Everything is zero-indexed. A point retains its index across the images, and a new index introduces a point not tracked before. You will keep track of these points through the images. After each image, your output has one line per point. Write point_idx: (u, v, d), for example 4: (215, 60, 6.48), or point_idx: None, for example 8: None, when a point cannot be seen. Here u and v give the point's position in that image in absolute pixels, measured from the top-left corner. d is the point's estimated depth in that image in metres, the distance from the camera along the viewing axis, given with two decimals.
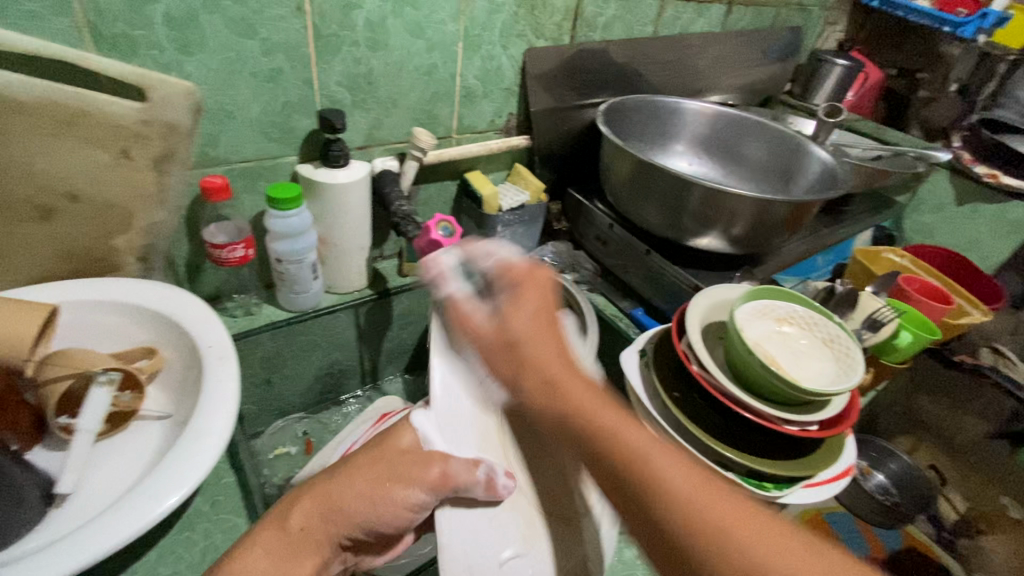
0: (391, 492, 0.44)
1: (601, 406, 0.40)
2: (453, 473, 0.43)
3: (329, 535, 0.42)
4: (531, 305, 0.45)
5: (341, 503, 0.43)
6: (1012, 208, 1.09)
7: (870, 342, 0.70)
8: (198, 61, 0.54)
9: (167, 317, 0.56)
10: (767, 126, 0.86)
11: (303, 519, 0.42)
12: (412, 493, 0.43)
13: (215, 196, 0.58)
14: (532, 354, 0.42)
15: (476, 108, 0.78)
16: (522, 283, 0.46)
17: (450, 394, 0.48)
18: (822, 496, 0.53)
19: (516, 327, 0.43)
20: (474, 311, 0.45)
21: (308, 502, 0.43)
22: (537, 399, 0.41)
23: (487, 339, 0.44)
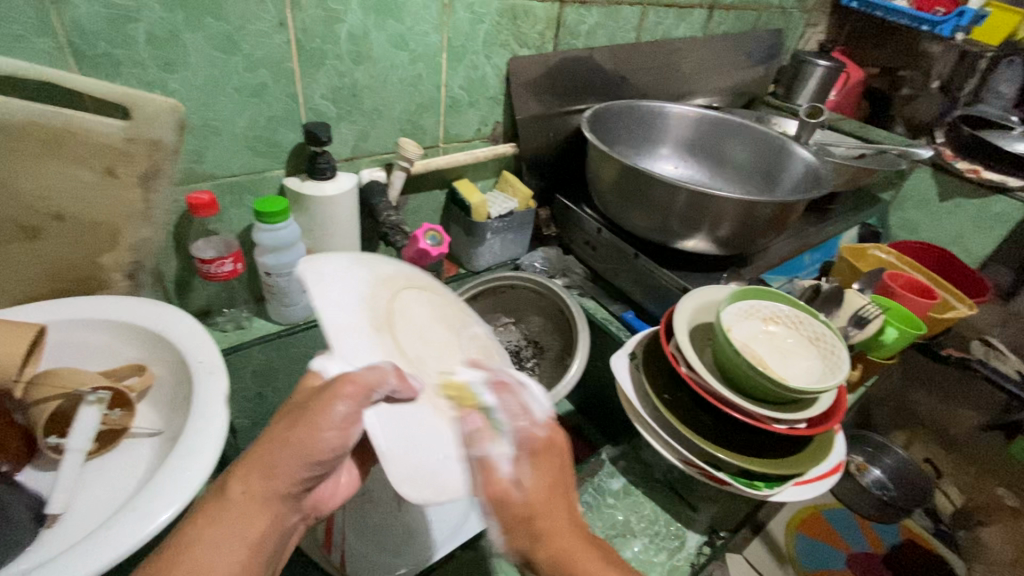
0: (313, 419, 0.38)
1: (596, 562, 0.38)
2: (362, 375, 0.39)
3: (274, 493, 0.38)
4: (549, 469, 0.40)
5: (274, 461, 0.38)
6: (993, 202, 1.10)
7: (857, 339, 0.71)
8: (181, 79, 0.55)
9: (155, 334, 0.56)
10: (750, 127, 0.87)
11: (241, 483, 0.37)
12: (332, 409, 0.38)
13: (201, 212, 0.58)
14: (547, 532, 0.37)
15: (462, 117, 0.79)
16: (542, 447, 0.41)
17: (349, 331, 0.42)
18: (811, 493, 0.53)
19: (534, 498, 0.38)
20: (497, 463, 0.39)
21: (244, 469, 0.38)
22: None
23: (510, 510, 0.37)
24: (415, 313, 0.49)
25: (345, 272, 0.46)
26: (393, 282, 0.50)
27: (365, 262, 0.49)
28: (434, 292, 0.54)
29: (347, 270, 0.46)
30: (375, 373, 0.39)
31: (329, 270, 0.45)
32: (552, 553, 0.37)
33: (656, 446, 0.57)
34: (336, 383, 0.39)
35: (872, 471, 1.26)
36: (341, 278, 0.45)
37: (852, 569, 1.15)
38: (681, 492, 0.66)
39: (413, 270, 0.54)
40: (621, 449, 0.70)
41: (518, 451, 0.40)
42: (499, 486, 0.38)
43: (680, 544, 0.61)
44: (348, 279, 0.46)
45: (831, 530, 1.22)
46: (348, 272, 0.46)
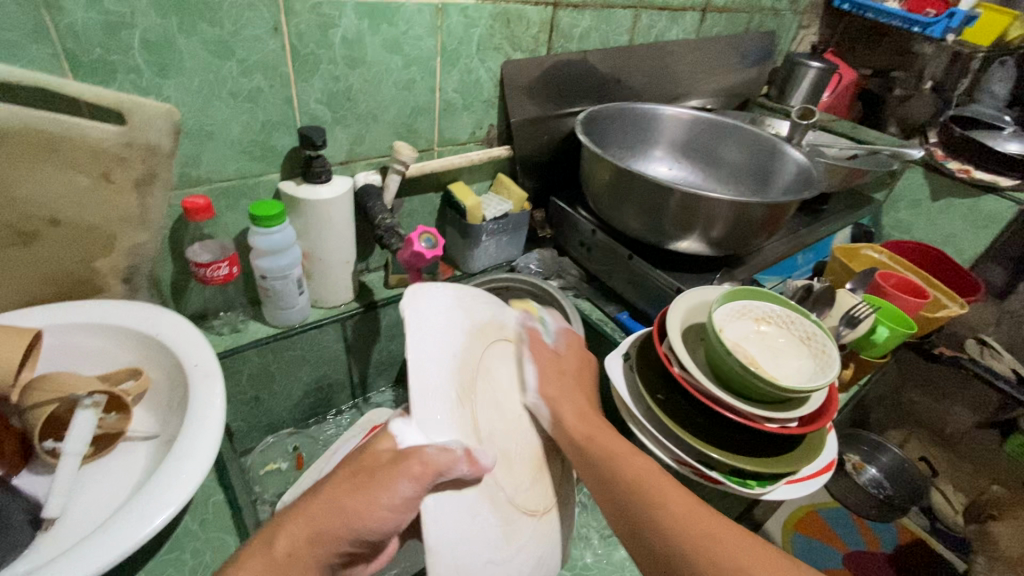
0: (373, 492, 0.39)
1: (609, 435, 0.50)
2: (433, 456, 0.40)
3: (315, 554, 0.37)
4: (578, 356, 0.57)
5: (313, 518, 0.38)
6: (984, 202, 1.11)
7: (848, 339, 0.71)
8: (176, 84, 0.55)
9: (152, 338, 0.56)
10: (743, 130, 0.88)
11: (288, 542, 0.37)
12: (399, 488, 0.38)
13: (197, 216, 0.58)
14: (574, 387, 0.53)
15: (456, 120, 0.79)
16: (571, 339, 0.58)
17: (432, 396, 0.42)
18: (803, 492, 0.54)
19: (569, 362, 0.56)
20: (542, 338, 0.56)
21: (292, 525, 0.38)
22: (576, 429, 0.49)
23: (549, 364, 0.54)
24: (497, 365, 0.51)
25: (445, 315, 0.47)
26: (486, 329, 0.51)
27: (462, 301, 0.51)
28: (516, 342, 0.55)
29: (445, 307, 0.48)
30: (444, 455, 0.40)
31: (428, 299, 0.48)
32: (577, 414, 0.51)
33: (649, 445, 0.57)
34: (405, 455, 0.40)
35: (868, 469, 1.26)
36: (437, 324, 0.46)
37: (848, 567, 1.16)
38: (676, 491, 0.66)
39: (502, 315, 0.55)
40: None
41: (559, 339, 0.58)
42: (546, 354, 0.55)
43: None
44: (443, 325, 0.47)
45: (827, 529, 1.23)
46: (444, 314, 0.48)
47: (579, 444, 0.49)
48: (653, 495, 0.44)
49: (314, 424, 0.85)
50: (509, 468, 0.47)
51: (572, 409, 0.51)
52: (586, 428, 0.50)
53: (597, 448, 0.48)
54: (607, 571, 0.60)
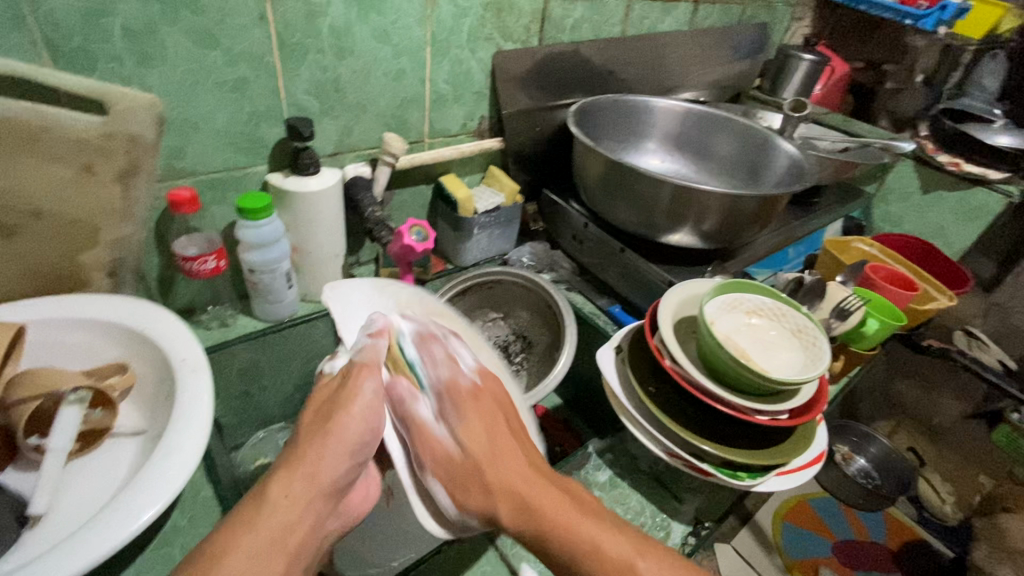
0: (335, 419, 0.44)
1: (567, 514, 0.43)
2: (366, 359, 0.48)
3: (314, 491, 0.41)
4: (479, 422, 0.47)
5: (302, 468, 0.41)
6: (974, 195, 1.12)
7: (838, 331, 0.72)
8: (159, 73, 0.54)
9: (137, 332, 0.55)
10: (736, 122, 0.88)
11: (284, 489, 0.41)
12: (362, 389, 0.45)
13: (183, 209, 0.57)
14: (494, 478, 0.45)
15: (447, 111, 0.78)
16: (466, 404, 0.48)
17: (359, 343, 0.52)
18: (793, 484, 0.54)
19: (479, 454, 0.46)
20: (433, 425, 0.47)
21: (284, 475, 0.41)
22: (514, 525, 0.44)
23: (449, 465, 0.46)
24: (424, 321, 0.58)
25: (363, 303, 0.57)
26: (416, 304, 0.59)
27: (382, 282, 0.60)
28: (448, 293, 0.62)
29: (365, 291, 0.58)
30: (370, 353, 0.48)
31: (350, 295, 0.57)
32: (512, 511, 0.44)
33: (642, 439, 0.57)
34: (351, 371, 0.47)
35: (856, 460, 1.28)
36: (352, 321, 0.55)
37: (838, 557, 1.17)
38: (667, 484, 0.66)
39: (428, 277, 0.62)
40: (607, 442, 0.70)
41: (444, 401, 0.49)
42: (438, 445, 0.46)
43: (665, 535, 0.61)
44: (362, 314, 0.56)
45: (817, 520, 1.24)
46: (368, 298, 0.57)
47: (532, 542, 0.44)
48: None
49: None
50: None
51: (508, 511, 0.44)
52: (527, 519, 0.44)
53: (555, 538, 0.42)
54: None
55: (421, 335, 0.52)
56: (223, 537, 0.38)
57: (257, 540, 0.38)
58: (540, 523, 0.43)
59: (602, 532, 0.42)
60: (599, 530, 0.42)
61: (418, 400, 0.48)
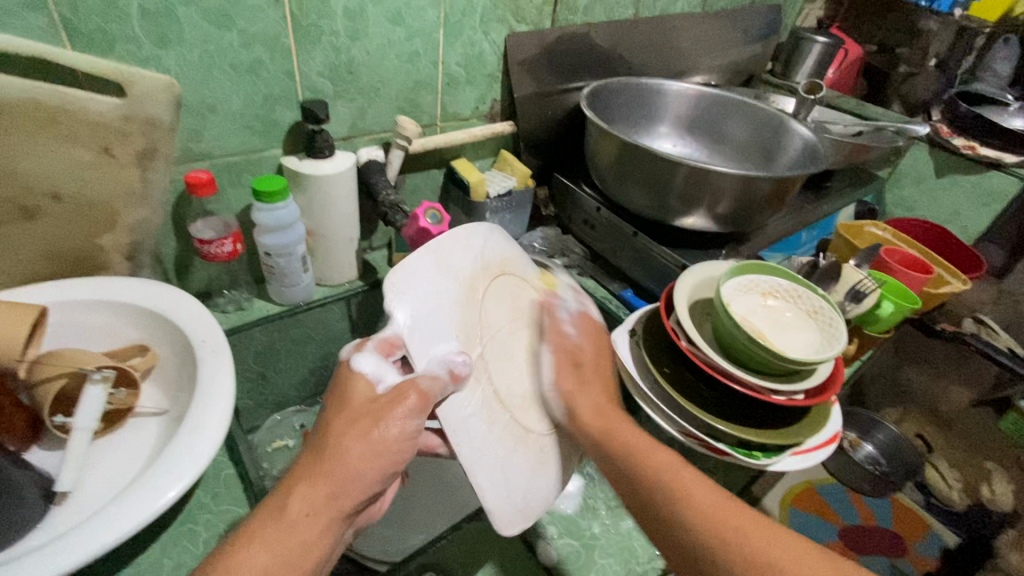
0: (373, 439, 0.40)
1: (623, 424, 0.52)
2: (422, 383, 0.43)
3: (334, 510, 0.38)
4: (596, 342, 0.57)
5: (318, 484, 0.39)
6: (988, 179, 1.11)
7: (853, 313, 0.72)
8: (176, 55, 0.54)
9: (158, 314, 0.56)
10: (749, 105, 0.87)
11: (305, 505, 0.38)
12: (408, 424, 0.42)
13: (200, 191, 0.58)
14: (590, 374, 0.55)
15: (459, 94, 0.78)
16: (593, 330, 0.58)
17: (427, 341, 0.46)
18: (807, 463, 0.55)
19: (587, 348, 0.56)
20: (563, 332, 0.56)
21: (306, 486, 0.38)
22: (590, 422, 0.52)
23: (564, 356, 0.55)
24: (492, 309, 0.53)
25: (432, 304, 0.48)
26: (478, 281, 0.53)
27: (442, 260, 0.50)
28: (507, 278, 0.56)
29: (432, 283, 0.49)
30: (433, 381, 0.44)
31: (413, 278, 0.48)
32: (594, 406, 0.53)
33: (656, 419, 0.58)
34: (398, 390, 0.42)
35: (866, 446, 1.28)
36: (423, 328, 0.46)
37: (844, 542, 1.17)
38: None
39: (487, 252, 0.55)
40: None
41: (581, 330, 0.57)
42: (563, 344, 0.56)
43: None
44: (428, 296, 0.48)
45: (823, 505, 1.23)
46: (433, 281, 0.49)
47: (594, 431, 0.51)
48: (683, 498, 0.44)
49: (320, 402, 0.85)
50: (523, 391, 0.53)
51: (587, 404, 0.53)
52: (600, 418, 0.52)
53: (612, 440, 0.50)
54: (616, 540, 0.58)
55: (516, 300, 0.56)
56: (227, 551, 0.36)
57: (273, 557, 0.36)
58: (610, 429, 0.51)
59: (654, 451, 0.49)
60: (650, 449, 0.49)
61: (564, 321, 0.57)
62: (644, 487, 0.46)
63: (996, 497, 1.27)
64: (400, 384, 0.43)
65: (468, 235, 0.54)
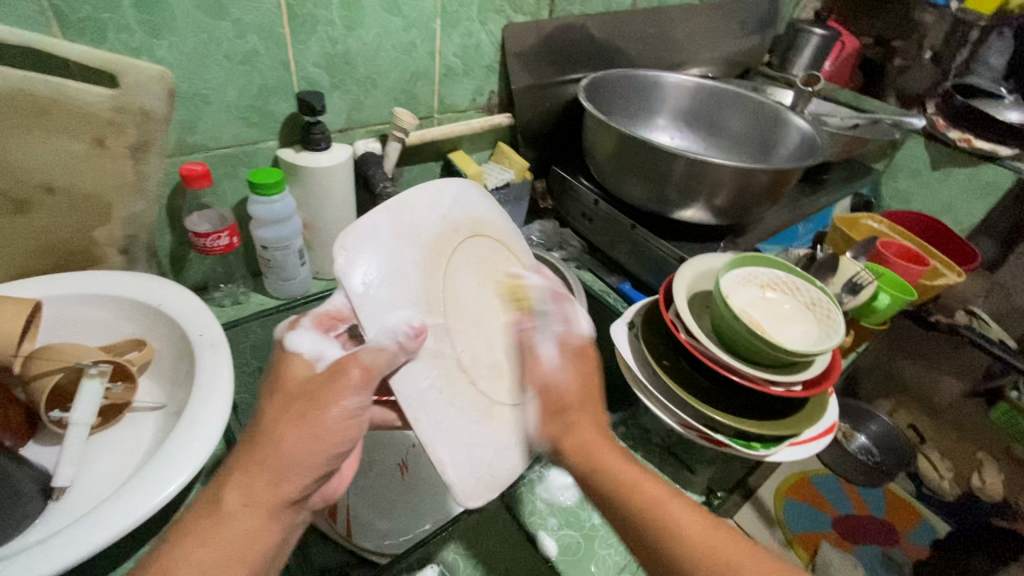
0: (314, 423, 0.39)
1: (610, 452, 0.47)
2: (365, 357, 0.40)
3: (273, 497, 0.37)
4: (583, 370, 0.50)
5: (255, 467, 0.37)
6: (984, 171, 1.11)
7: (850, 305, 0.72)
8: (169, 45, 0.53)
9: (154, 308, 0.56)
10: (747, 97, 0.87)
11: (244, 495, 0.37)
12: (345, 401, 0.40)
13: (195, 184, 0.57)
14: (576, 417, 0.48)
15: (456, 86, 0.77)
16: (580, 355, 0.51)
17: (377, 309, 0.42)
18: (806, 454, 0.55)
19: (571, 392, 0.49)
20: (543, 361, 0.49)
21: (243, 477, 0.37)
22: (574, 457, 0.46)
23: (548, 395, 0.48)
24: (459, 277, 0.48)
25: (385, 267, 0.43)
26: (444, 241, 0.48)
27: (403, 216, 0.46)
28: (483, 238, 0.52)
29: (391, 242, 0.44)
30: (378, 354, 0.40)
31: (371, 237, 0.44)
32: (579, 441, 0.47)
33: (656, 411, 0.58)
34: (335, 367, 0.41)
35: (859, 437, 1.31)
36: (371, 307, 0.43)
37: (839, 532, 1.19)
38: (679, 455, 0.67)
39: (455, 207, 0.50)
40: (620, 415, 0.70)
41: (562, 350, 0.50)
42: (540, 368, 0.49)
43: None
44: (382, 260, 0.43)
45: (818, 496, 1.26)
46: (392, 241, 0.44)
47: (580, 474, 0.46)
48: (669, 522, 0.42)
49: None
50: (498, 365, 0.49)
51: (573, 442, 0.47)
52: (584, 455, 0.46)
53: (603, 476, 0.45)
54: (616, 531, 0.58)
55: (553, 291, 0.53)
56: (165, 549, 0.35)
57: (210, 552, 0.35)
58: (594, 461, 0.46)
59: (635, 473, 0.45)
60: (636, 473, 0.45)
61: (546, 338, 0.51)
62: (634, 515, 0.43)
63: (985, 486, 1.28)
64: (339, 360, 0.41)
65: (435, 193, 0.49)
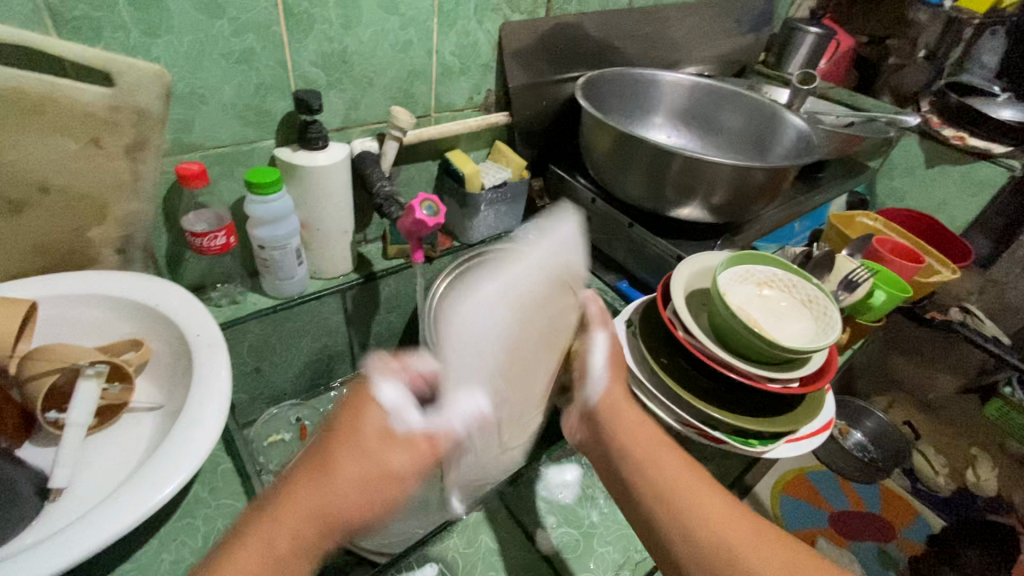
0: (379, 491, 0.36)
1: (638, 422, 0.51)
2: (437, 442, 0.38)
3: (321, 546, 0.35)
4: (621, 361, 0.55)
5: (302, 502, 0.35)
6: (978, 169, 1.12)
7: (847, 302, 0.72)
8: (166, 43, 0.53)
9: (151, 308, 0.55)
10: (743, 96, 0.87)
11: (294, 533, 0.34)
12: (408, 482, 0.37)
13: (191, 183, 0.57)
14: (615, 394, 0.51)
15: (453, 84, 0.77)
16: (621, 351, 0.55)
17: (466, 405, 0.38)
18: (802, 450, 0.55)
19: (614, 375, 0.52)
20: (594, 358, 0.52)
21: (297, 519, 0.34)
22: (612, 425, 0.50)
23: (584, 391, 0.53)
24: (529, 345, 0.44)
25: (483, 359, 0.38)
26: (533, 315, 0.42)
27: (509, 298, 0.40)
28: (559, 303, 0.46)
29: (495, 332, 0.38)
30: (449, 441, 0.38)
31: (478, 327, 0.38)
32: (612, 409, 0.51)
33: (653, 408, 0.58)
34: (415, 439, 0.37)
35: (854, 434, 1.30)
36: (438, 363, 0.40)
37: (834, 527, 1.20)
38: None
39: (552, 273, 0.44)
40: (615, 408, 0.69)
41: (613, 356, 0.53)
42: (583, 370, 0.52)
43: None
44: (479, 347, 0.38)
45: (814, 492, 1.27)
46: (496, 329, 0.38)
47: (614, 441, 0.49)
48: (690, 496, 0.44)
49: (316, 396, 0.84)
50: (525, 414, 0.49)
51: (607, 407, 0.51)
52: (617, 422, 0.50)
53: (632, 442, 0.49)
54: (615, 528, 0.59)
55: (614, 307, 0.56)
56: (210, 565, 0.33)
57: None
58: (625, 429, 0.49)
59: (658, 449, 0.48)
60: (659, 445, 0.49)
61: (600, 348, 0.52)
62: (659, 487, 0.45)
63: (981, 481, 1.29)
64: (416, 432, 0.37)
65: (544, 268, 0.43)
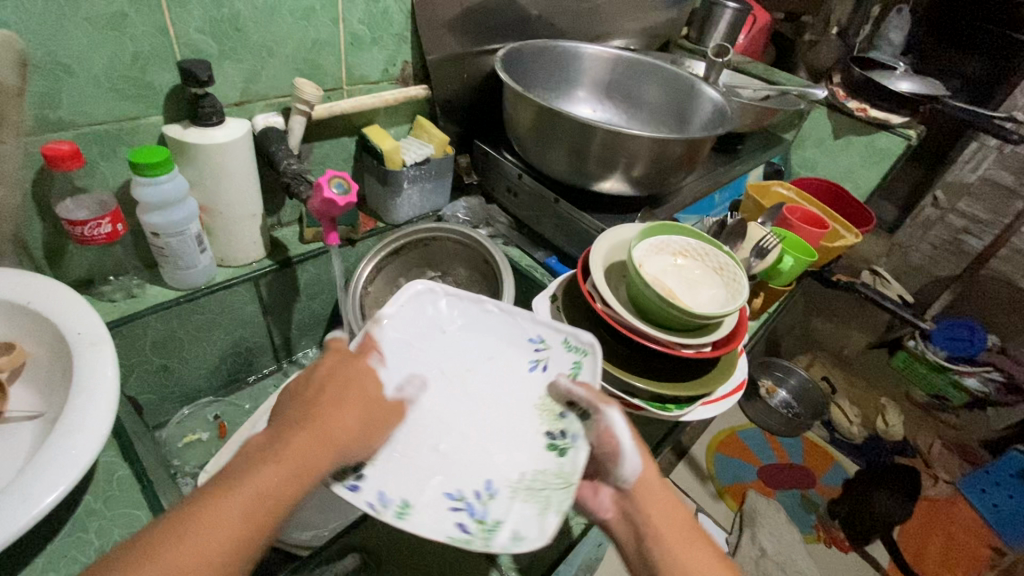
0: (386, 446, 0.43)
1: (663, 528, 0.44)
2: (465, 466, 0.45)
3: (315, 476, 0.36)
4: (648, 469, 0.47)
5: (322, 419, 0.39)
6: (879, 139, 1.19)
7: (757, 269, 0.76)
8: (13, 6, 0.46)
9: (21, 306, 0.50)
10: (663, 68, 0.88)
11: (302, 451, 0.37)
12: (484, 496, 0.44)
13: (62, 164, 0.51)
14: (641, 504, 0.46)
15: (365, 55, 0.73)
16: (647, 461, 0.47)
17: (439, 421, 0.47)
18: (715, 411, 0.57)
19: (637, 488, 0.46)
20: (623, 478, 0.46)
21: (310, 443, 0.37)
22: (629, 539, 0.45)
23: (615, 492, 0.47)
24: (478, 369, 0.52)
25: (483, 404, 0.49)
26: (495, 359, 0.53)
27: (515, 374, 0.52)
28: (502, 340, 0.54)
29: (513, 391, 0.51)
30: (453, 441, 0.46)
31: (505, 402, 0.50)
32: (627, 520, 0.46)
33: None
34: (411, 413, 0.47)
35: (780, 393, 1.39)
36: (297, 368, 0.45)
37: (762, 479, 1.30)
38: None
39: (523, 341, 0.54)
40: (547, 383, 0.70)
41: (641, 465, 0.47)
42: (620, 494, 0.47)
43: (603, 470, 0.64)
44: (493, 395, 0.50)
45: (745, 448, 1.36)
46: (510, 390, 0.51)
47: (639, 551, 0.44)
48: None
49: (235, 389, 0.80)
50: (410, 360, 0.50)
51: (622, 518, 0.46)
52: (637, 531, 0.45)
53: (656, 550, 0.43)
54: None
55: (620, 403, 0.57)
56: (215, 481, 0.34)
57: (245, 499, 0.33)
58: (646, 536, 0.44)
59: (678, 546, 0.43)
60: (686, 544, 0.44)
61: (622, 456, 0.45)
62: None
63: (889, 427, 1.39)
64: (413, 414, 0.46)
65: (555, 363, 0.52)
